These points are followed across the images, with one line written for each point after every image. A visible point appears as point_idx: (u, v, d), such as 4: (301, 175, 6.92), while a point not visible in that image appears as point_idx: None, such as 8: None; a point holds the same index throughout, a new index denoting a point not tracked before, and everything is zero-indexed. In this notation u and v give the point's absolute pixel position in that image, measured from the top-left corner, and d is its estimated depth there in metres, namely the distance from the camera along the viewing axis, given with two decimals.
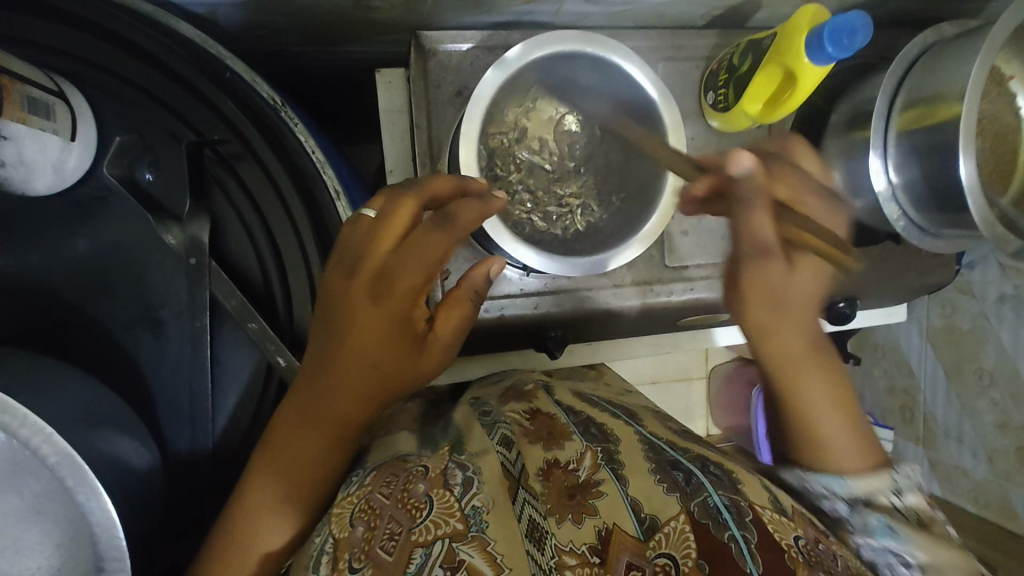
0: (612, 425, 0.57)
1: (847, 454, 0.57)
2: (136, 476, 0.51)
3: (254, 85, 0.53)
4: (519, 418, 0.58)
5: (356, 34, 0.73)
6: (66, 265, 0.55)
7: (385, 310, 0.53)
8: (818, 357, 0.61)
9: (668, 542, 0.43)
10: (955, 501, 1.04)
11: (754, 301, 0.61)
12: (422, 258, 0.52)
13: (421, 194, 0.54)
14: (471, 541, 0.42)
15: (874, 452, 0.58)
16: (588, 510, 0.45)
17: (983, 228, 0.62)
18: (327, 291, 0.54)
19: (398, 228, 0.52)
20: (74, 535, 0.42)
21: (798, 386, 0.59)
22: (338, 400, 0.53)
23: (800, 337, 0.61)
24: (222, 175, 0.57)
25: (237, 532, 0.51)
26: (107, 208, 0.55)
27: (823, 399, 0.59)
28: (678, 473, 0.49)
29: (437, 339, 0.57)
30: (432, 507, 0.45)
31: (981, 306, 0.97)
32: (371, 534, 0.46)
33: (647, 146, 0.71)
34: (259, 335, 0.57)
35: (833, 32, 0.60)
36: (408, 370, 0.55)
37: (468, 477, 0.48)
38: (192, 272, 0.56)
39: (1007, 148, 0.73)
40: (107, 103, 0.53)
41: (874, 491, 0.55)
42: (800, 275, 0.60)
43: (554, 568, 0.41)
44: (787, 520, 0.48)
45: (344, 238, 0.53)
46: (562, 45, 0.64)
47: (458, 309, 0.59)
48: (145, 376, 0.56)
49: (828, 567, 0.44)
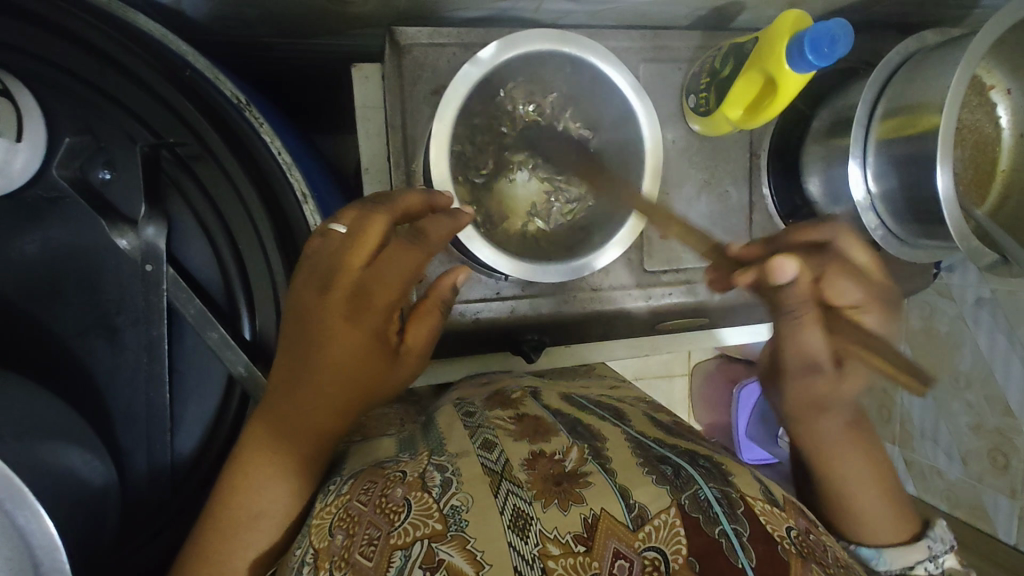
0: (598, 424, 0.56)
1: (881, 526, 0.59)
2: (86, 486, 0.50)
3: (216, 82, 0.51)
4: (503, 423, 0.56)
5: (328, 26, 0.70)
6: (15, 268, 0.53)
7: (360, 325, 0.53)
8: (843, 435, 0.61)
9: (658, 536, 0.41)
10: (928, 501, 1.08)
11: (795, 405, 0.64)
12: (394, 276, 0.53)
13: (393, 210, 0.53)
14: (450, 540, 0.42)
15: (910, 520, 0.60)
16: (574, 498, 0.44)
17: (959, 241, 0.61)
18: (296, 305, 0.52)
19: (371, 246, 0.52)
20: (20, 551, 0.40)
21: (830, 474, 0.60)
22: (312, 416, 0.53)
23: (836, 422, 0.62)
24: (178, 177, 0.55)
25: (208, 546, 0.51)
26: (59, 211, 0.53)
27: (860, 481, 0.59)
28: (666, 467, 0.48)
29: (408, 350, 0.57)
30: (410, 510, 0.45)
31: (960, 308, 1.00)
32: (350, 541, 0.46)
33: (626, 148, 0.70)
34: (220, 344, 0.55)
35: (813, 40, 0.59)
36: (383, 382, 0.55)
37: (446, 479, 0.47)
38: (148, 279, 0.54)
39: (986, 158, 0.73)
40: (58, 101, 0.51)
41: (911, 561, 0.57)
42: (849, 381, 0.62)
43: (537, 558, 0.40)
44: (780, 511, 0.47)
45: (313, 255, 0.52)
46: (535, 44, 0.62)
47: (430, 319, 0.59)
48: (98, 384, 0.55)
49: (819, 559, 0.44)
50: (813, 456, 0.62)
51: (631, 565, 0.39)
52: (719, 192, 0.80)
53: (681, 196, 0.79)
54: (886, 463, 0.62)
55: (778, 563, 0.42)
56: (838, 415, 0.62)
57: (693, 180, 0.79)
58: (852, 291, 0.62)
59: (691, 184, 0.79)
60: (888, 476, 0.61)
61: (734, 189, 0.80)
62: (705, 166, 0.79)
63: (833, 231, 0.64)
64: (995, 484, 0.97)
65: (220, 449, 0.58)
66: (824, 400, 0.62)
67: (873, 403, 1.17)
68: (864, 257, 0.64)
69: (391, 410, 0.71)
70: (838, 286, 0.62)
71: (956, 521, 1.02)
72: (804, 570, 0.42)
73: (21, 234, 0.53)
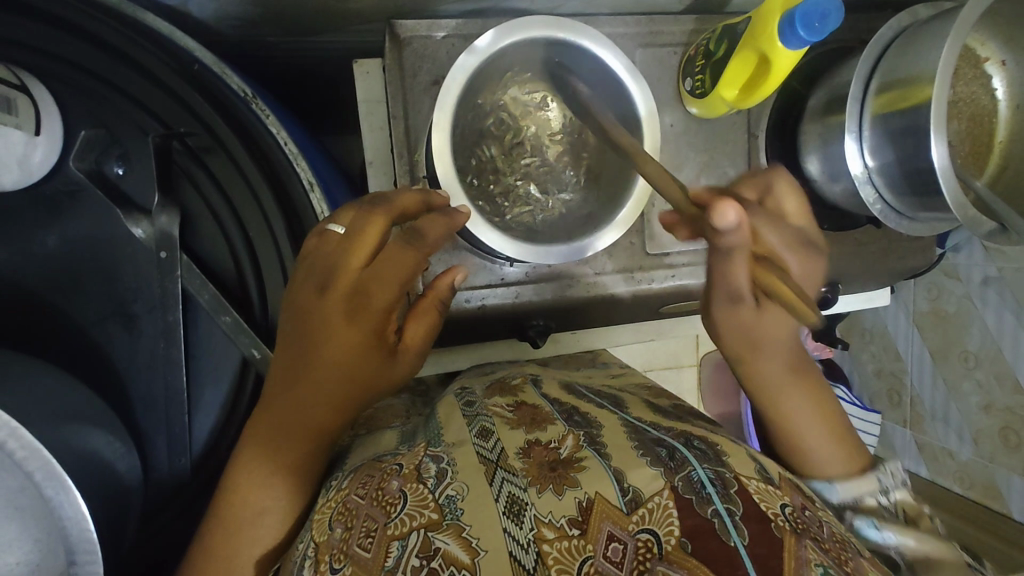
0: (594, 410, 0.57)
1: (832, 462, 0.63)
2: (107, 469, 0.52)
3: (224, 76, 0.53)
4: (500, 411, 0.57)
5: (329, 23, 0.72)
6: (34, 260, 0.55)
7: (358, 323, 0.54)
8: (792, 365, 0.67)
9: (651, 517, 0.42)
10: (941, 482, 1.08)
11: (731, 337, 0.67)
12: (392, 275, 0.55)
13: (390, 211, 0.55)
14: (446, 529, 0.43)
15: (858, 457, 0.65)
16: (569, 482, 0.44)
17: (956, 212, 0.62)
18: (296, 307, 0.54)
19: (371, 244, 0.54)
20: (54, 530, 0.43)
21: (776, 407, 0.66)
22: (314, 413, 0.55)
23: (778, 362, 0.67)
24: (190, 168, 0.57)
25: (210, 544, 0.53)
26: (77, 203, 0.55)
27: (806, 414, 0.65)
28: (660, 450, 0.49)
29: (406, 348, 0.59)
30: (406, 501, 0.46)
31: (967, 288, 1.00)
32: (348, 533, 0.47)
33: (623, 130, 0.71)
34: (234, 328, 0.58)
35: (804, 15, 0.60)
36: (383, 378, 0.57)
37: (441, 469, 0.49)
38: (162, 264, 0.56)
39: (982, 130, 0.74)
40: (72, 96, 0.53)
41: (860, 493, 0.61)
42: (769, 317, 0.65)
43: (532, 542, 0.41)
44: (774, 489, 0.48)
45: (311, 255, 0.54)
46: (530, 30, 0.64)
47: (426, 318, 0.61)
48: (117, 369, 0.57)
49: (814, 535, 0.45)
50: (757, 391, 0.68)
51: (625, 548, 0.40)
52: (719, 173, 0.81)
53: (681, 178, 0.80)
54: (834, 403, 0.67)
55: (774, 542, 0.42)
56: (770, 350, 0.66)
57: (693, 163, 0.80)
58: (776, 239, 0.66)
59: (690, 167, 0.80)
60: (839, 418, 0.67)
61: (733, 170, 0.81)
62: (703, 149, 0.80)
63: (771, 177, 0.70)
64: (1009, 463, 0.96)
65: (235, 431, 0.60)
66: (751, 334, 0.66)
67: (883, 386, 1.17)
68: (793, 206, 0.69)
69: (399, 402, 0.72)
70: (762, 237, 0.66)
71: (968, 502, 1.02)
72: (797, 545, 0.42)
73: (39, 227, 0.55)
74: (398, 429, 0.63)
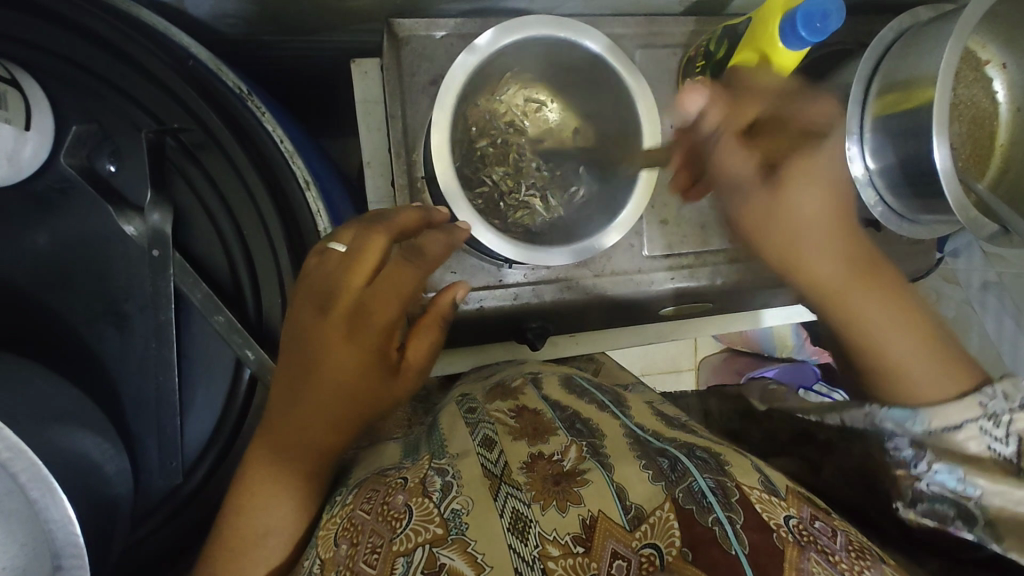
0: (596, 420, 0.55)
1: (920, 377, 0.61)
2: (97, 472, 0.51)
3: (220, 73, 0.53)
4: (502, 418, 0.56)
5: (329, 22, 0.72)
6: (25, 259, 0.54)
7: (358, 343, 0.53)
8: (852, 273, 0.67)
9: (653, 532, 0.41)
10: None
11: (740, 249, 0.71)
12: (392, 296, 0.53)
13: (390, 228, 0.54)
14: (451, 545, 0.42)
15: (964, 374, 0.60)
16: (572, 498, 0.43)
17: (958, 213, 0.61)
18: (298, 326, 0.53)
19: (371, 263, 0.53)
20: (39, 534, 0.41)
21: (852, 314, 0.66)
22: (316, 431, 0.53)
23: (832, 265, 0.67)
24: (184, 165, 0.56)
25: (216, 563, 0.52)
26: (69, 201, 0.54)
27: (881, 324, 0.65)
28: (664, 461, 0.48)
29: (409, 366, 0.57)
30: (411, 516, 0.45)
31: (965, 293, 0.99)
32: (354, 550, 0.46)
33: (621, 130, 0.70)
34: (226, 328, 0.56)
35: (805, 15, 0.59)
36: (385, 398, 0.55)
37: (446, 483, 0.47)
38: (155, 264, 0.55)
39: (984, 132, 0.73)
40: (65, 93, 0.52)
41: (951, 420, 0.57)
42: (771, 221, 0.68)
43: (537, 559, 0.40)
44: (778, 500, 0.46)
45: (311, 274, 0.53)
46: (531, 29, 0.63)
47: (428, 335, 0.58)
48: (109, 370, 0.56)
49: (823, 547, 0.43)
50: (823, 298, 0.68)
51: (629, 565, 0.39)
52: None
53: None
54: (919, 310, 0.66)
55: (773, 552, 0.40)
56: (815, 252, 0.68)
57: None
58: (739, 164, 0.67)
59: None
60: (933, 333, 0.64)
61: None
62: None
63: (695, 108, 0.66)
64: None
65: (229, 434, 0.59)
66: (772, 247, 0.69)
67: None
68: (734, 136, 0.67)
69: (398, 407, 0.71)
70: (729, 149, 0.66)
71: None
72: (798, 558, 0.41)
73: (31, 226, 0.54)
74: (400, 441, 0.62)
